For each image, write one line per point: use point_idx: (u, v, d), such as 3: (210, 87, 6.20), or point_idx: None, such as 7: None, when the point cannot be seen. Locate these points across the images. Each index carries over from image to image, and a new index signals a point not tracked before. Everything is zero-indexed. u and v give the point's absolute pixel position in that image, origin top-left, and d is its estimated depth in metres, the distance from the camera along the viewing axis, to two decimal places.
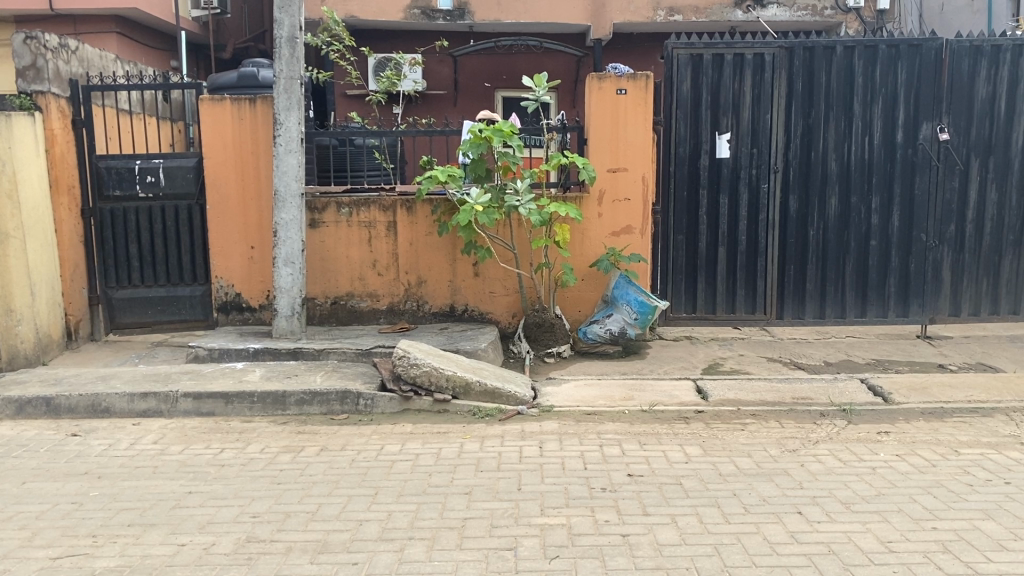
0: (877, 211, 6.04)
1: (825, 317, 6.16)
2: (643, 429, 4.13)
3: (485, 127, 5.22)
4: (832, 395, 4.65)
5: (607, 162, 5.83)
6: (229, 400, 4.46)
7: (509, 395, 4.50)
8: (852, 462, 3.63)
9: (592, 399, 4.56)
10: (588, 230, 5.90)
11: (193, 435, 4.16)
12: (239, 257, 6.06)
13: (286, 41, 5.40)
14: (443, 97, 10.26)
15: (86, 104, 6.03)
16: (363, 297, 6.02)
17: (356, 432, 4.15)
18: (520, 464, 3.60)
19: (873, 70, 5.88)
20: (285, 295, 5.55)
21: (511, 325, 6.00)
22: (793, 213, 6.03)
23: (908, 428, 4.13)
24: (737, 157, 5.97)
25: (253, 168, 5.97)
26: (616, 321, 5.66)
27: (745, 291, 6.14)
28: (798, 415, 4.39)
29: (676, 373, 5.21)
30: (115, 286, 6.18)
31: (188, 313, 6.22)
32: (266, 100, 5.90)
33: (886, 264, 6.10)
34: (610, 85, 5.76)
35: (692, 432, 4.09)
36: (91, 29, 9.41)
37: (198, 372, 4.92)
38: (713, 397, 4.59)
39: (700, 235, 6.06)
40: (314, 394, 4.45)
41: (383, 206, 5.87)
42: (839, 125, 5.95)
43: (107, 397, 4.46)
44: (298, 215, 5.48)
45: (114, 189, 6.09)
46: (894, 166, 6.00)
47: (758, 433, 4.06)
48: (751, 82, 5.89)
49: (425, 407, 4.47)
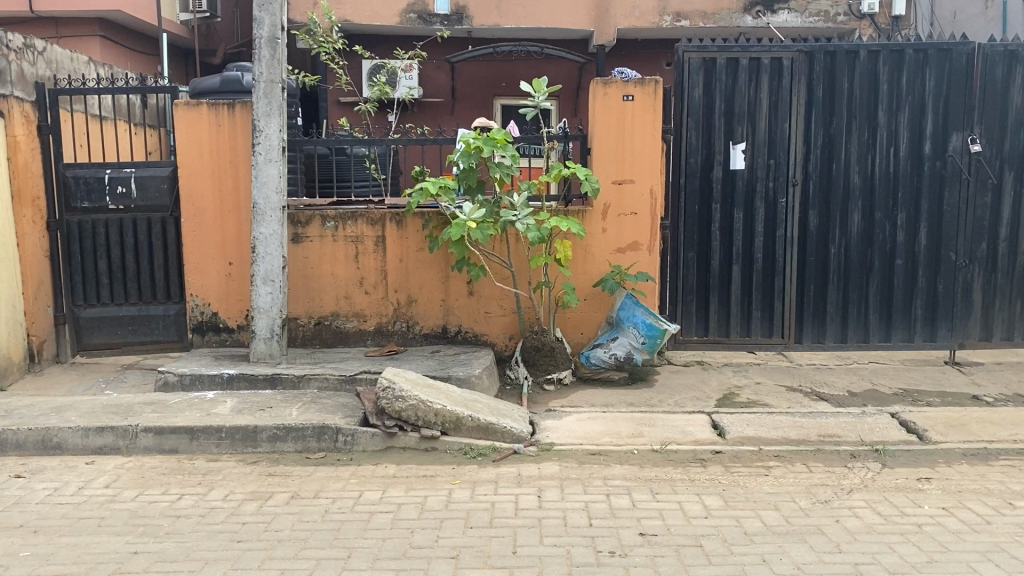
0: (903, 227, 5.61)
1: (846, 342, 5.71)
2: (655, 473, 3.68)
3: (476, 136, 4.83)
4: (862, 433, 4.21)
5: (613, 174, 5.42)
6: (194, 436, 4.02)
7: (504, 432, 4.06)
8: (895, 518, 3.18)
9: (597, 437, 4.12)
10: (591, 247, 5.47)
11: (151, 477, 3.71)
12: (216, 274, 5.62)
13: (266, 41, 4.98)
14: (440, 105, 9.85)
15: (53, 109, 5.61)
16: (348, 318, 5.58)
17: (333, 475, 3.70)
18: (516, 519, 3.15)
19: (900, 76, 5.46)
20: (263, 316, 5.11)
21: (508, 348, 5.56)
22: (812, 229, 5.60)
23: (951, 473, 3.69)
24: (753, 169, 5.55)
25: (231, 177, 5.54)
26: (622, 345, 5.22)
27: (761, 312, 5.69)
28: (826, 456, 3.96)
29: (689, 405, 4.77)
30: (82, 304, 5.75)
31: (161, 334, 5.78)
32: (246, 104, 5.48)
33: (912, 285, 5.67)
34: (616, 91, 5.35)
35: (710, 478, 3.65)
36: (72, 32, 9.01)
37: (163, 403, 4.47)
38: (732, 435, 4.17)
39: (713, 252, 5.62)
40: (288, 429, 4.01)
41: (372, 219, 5.45)
42: (862, 134, 5.52)
43: (59, 432, 4.02)
44: (278, 229, 5.05)
45: (82, 200, 5.67)
46: (921, 179, 5.57)
47: (784, 480, 3.62)
48: (768, 88, 5.47)
49: (411, 445, 4.02)
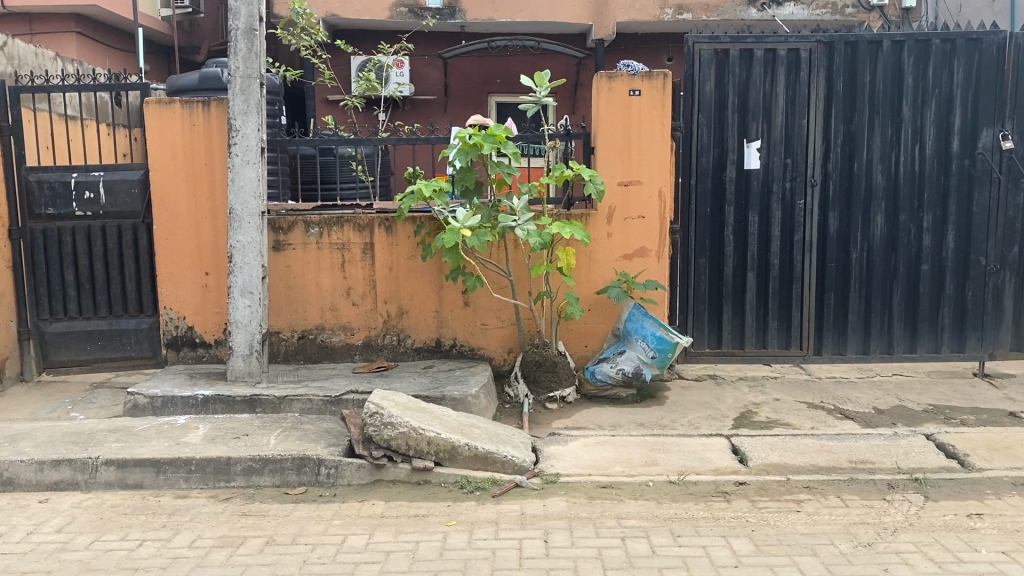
0: (929, 231, 5.24)
1: (868, 353, 5.34)
2: (675, 511, 3.29)
3: (475, 132, 4.41)
4: (898, 458, 3.84)
5: (618, 175, 5.02)
6: (160, 470, 3.62)
7: (505, 462, 3.67)
8: (951, 566, 2.80)
9: (608, 466, 3.74)
10: (596, 253, 5.07)
11: (110, 519, 3.30)
12: (191, 285, 5.21)
13: (243, 33, 4.57)
14: (432, 103, 9.46)
15: (14, 108, 5.20)
16: (334, 331, 5.18)
17: (313, 516, 3.30)
18: (522, 571, 2.76)
19: (926, 69, 5.09)
20: (241, 331, 4.71)
21: (507, 363, 5.16)
22: (832, 233, 5.22)
23: (1005, 508, 3.30)
24: (769, 169, 5.17)
25: (206, 180, 5.14)
26: (631, 359, 4.81)
27: (778, 322, 5.31)
28: (861, 486, 3.58)
29: (705, 427, 4.39)
30: (48, 319, 5.34)
31: (133, 350, 5.36)
32: (221, 102, 5.08)
33: (939, 293, 5.30)
34: (621, 85, 4.97)
35: (735, 516, 3.25)
36: (47, 29, 8.62)
37: (129, 430, 4.06)
38: (755, 463, 3.80)
39: (726, 258, 5.24)
40: (264, 462, 3.62)
41: (359, 225, 5.05)
42: (885, 131, 5.15)
43: (10, 466, 3.62)
44: (257, 237, 4.66)
45: (46, 207, 5.26)
46: (949, 178, 5.20)
47: (820, 517, 3.23)
48: (785, 82, 5.10)
49: (401, 477, 3.63)
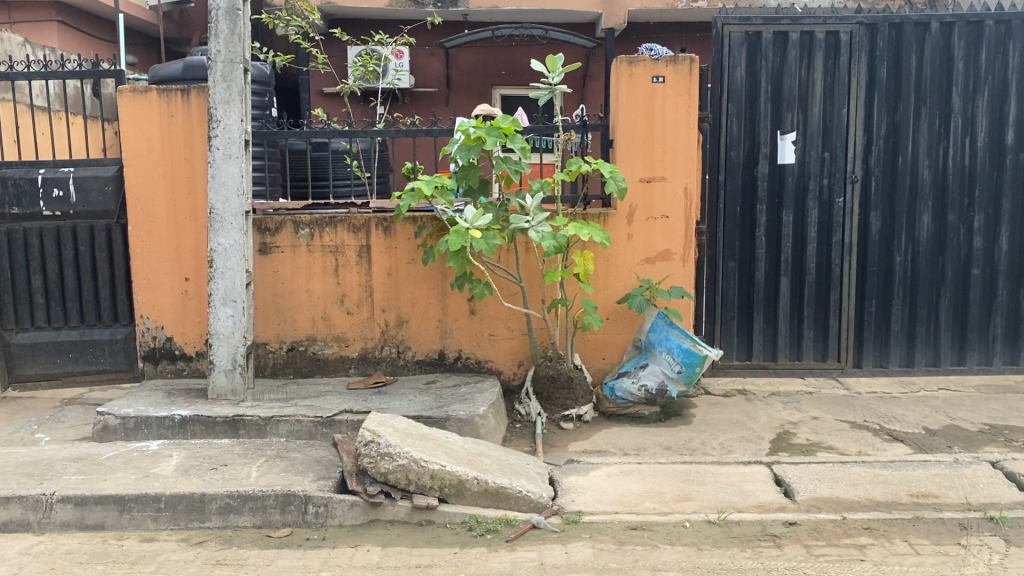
0: (980, 231, 4.77)
1: (912, 366, 4.87)
2: (718, 561, 2.83)
3: (479, 125, 3.94)
4: (966, 493, 3.37)
5: (640, 171, 4.54)
6: (124, 508, 3.16)
7: (519, 498, 3.21)
8: None
9: (636, 502, 3.29)
10: (615, 257, 4.59)
11: (61, 570, 2.84)
12: (170, 291, 4.74)
13: (225, 13, 4.07)
14: (433, 95, 9.00)
15: None
16: (327, 343, 4.70)
17: (299, 566, 2.84)
18: None
19: (977, 54, 4.65)
20: (223, 343, 4.23)
21: (517, 377, 4.69)
22: (874, 234, 4.76)
23: None
24: (805, 164, 4.70)
25: (186, 176, 4.67)
26: (654, 374, 4.34)
27: (814, 332, 4.84)
28: (928, 527, 3.11)
29: (741, 451, 3.91)
30: (14, 329, 4.87)
31: (107, 363, 4.89)
32: (202, 90, 4.61)
33: (990, 300, 4.83)
34: (644, 71, 4.48)
35: (791, 567, 2.79)
36: (27, 17, 8.15)
37: (95, 460, 3.60)
38: (803, 497, 3.34)
39: (757, 261, 4.77)
40: (244, 499, 3.16)
41: (354, 226, 4.58)
42: (933, 122, 4.69)
43: None
44: (240, 239, 4.19)
45: (10, 207, 4.79)
46: (1002, 174, 4.73)
47: (889, 568, 2.77)
48: (823, 68, 4.63)
49: (400, 517, 3.17)
